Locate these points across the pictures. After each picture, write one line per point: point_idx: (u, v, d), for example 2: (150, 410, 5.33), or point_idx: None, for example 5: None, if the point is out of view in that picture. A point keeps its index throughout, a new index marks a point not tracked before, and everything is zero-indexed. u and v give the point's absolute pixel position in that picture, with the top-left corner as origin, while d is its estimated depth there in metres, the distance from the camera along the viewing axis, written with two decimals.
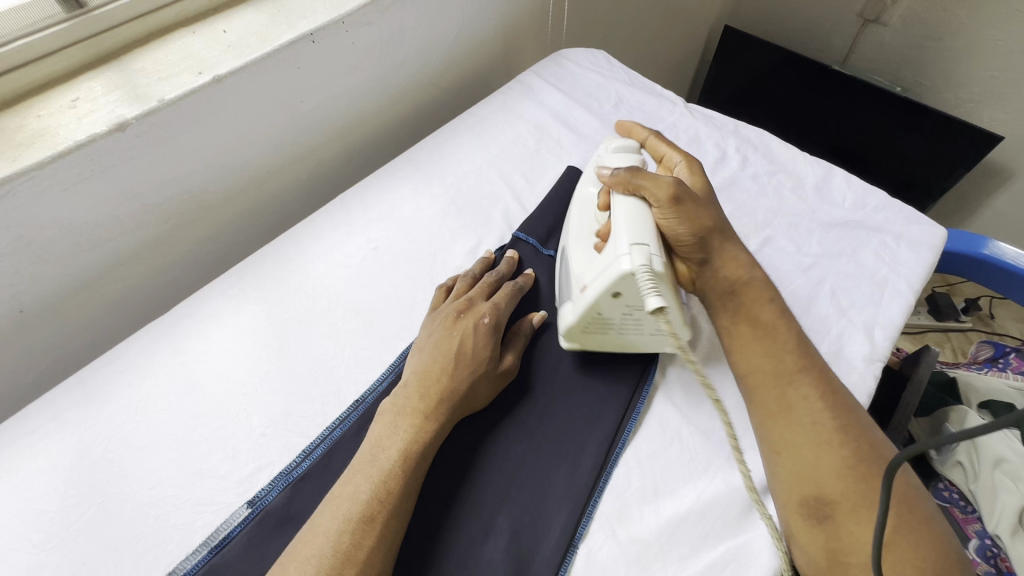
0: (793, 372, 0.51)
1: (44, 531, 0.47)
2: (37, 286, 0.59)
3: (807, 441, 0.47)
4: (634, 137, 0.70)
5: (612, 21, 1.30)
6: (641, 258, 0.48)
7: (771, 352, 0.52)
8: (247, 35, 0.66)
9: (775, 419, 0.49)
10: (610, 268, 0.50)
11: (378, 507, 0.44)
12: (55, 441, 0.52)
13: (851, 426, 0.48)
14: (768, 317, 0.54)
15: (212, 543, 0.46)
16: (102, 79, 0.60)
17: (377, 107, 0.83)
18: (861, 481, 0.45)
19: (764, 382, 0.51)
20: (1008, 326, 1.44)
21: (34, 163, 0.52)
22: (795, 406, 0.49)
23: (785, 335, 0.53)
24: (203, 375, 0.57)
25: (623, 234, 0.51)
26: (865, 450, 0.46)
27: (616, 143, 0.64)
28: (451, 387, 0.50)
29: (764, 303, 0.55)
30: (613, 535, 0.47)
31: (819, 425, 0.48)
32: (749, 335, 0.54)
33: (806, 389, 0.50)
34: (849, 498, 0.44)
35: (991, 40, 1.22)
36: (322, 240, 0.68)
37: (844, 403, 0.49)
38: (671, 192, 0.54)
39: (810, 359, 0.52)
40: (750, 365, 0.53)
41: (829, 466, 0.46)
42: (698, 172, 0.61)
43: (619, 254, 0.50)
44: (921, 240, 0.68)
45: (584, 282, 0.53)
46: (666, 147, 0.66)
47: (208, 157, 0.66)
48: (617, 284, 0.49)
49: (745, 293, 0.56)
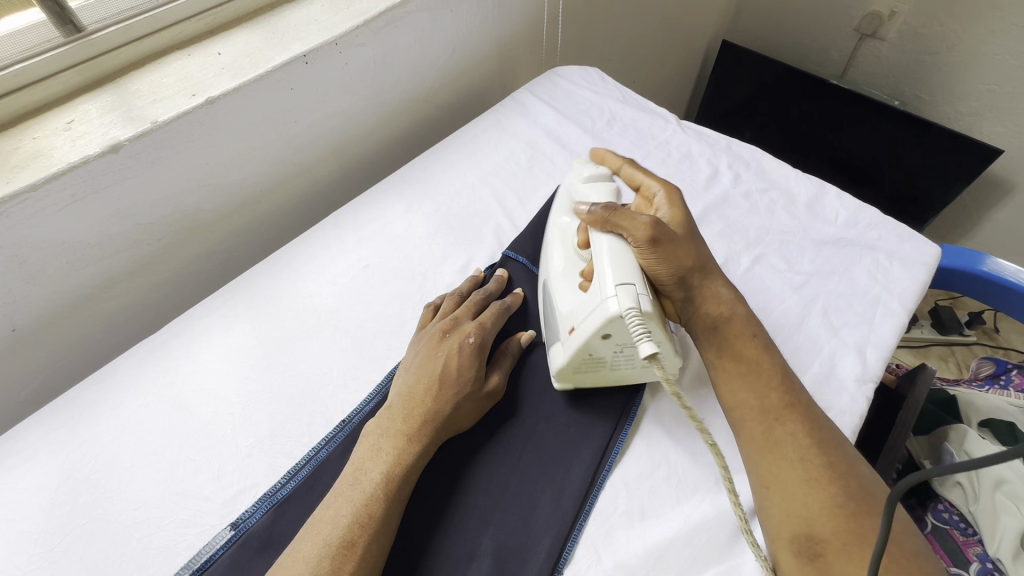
0: (779, 409, 0.50)
1: (28, 552, 0.47)
2: (31, 304, 0.59)
3: (794, 477, 0.46)
4: (609, 164, 0.69)
5: (608, 37, 1.31)
6: (630, 300, 0.47)
7: (756, 387, 0.52)
8: (241, 58, 0.67)
9: (762, 453, 0.49)
10: (598, 309, 0.48)
11: (360, 531, 0.43)
12: (42, 461, 0.52)
13: (839, 463, 0.47)
14: (752, 352, 0.54)
15: (194, 566, 0.46)
16: (98, 102, 0.62)
17: (372, 125, 0.84)
18: (852, 519, 0.44)
19: (752, 417, 0.50)
20: (1013, 340, 1.43)
21: (27, 185, 0.53)
22: (782, 442, 0.48)
23: (769, 370, 0.52)
24: (191, 394, 0.57)
25: (606, 275, 0.49)
26: (854, 488, 0.46)
27: (590, 171, 0.64)
28: (435, 408, 0.50)
29: (747, 338, 0.55)
30: (600, 560, 0.47)
31: (807, 463, 0.47)
32: (735, 369, 0.53)
33: (792, 426, 0.49)
34: (840, 536, 0.43)
35: (988, 53, 1.21)
36: (314, 258, 0.69)
37: (832, 439, 0.49)
38: (649, 233, 0.53)
39: (794, 395, 0.51)
40: (736, 400, 0.52)
41: (818, 503, 0.45)
42: (677, 204, 0.60)
43: (606, 296, 0.48)
44: (915, 258, 0.68)
45: (572, 322, 0.51)
46: (642, 176, 0.65)
47: (201, 176, 0.67)
48: (606, 326, 0.47)
49: (729, 329, 0.55)
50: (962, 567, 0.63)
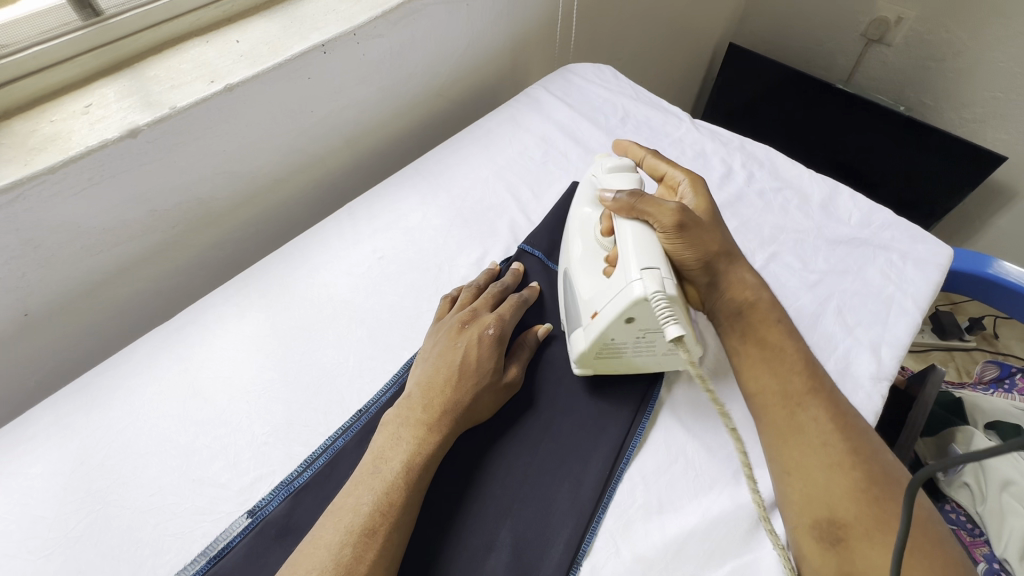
0: (802, 393, 0.51)
1: (41, 537, 0.47)
2: (44, 289, 0.59)
3: (817, 462, 0.48)
4: (632, 156, 0.69)
5: (618, 36, 1.31)
6: (655, 284, 0.46)
7: (780, 373, 0.53)
8: (260, 45, 0.67)
9: (784, 438, 0.50)
10: (622, 294, 0.47)
11: (381, 519, 0.43)
12: (56, 446, 0.52)
13: (862, 449, 0.48)
14: (776, 338, 0.55)
15: (211, 553, 0.46)
16: (115, 86, 0.61)
17: (386, 117, 0.84)
18: (874, 504, 0.45)
19: (774, 402, 0.52)
20: (1012, 346, 1.44)
21: (45, 168, 0.52)
22: (805, 426, 0.49)
23: (794, 356, 0.53)
24: (206, 381, 0.56)
25: (631, 260, 0.49)
26: (876, 473, 0.47)
27: (613, 163, 0.63)
28: (455, 398, 0.50)
29: (772, 323, 0.56)
30: (618, 552, 0.47)
31: (829, 447, 0.48)
32: (758, 354, 0.54)
33: (814, 411, 0.50)
34: (862, 521, 0.45)
35: (993, 61, 1.22)
36: (327, 248, 0.68)
37: (854, 425, 0.50)
38: (676, 220, 0.53)
39: (818, 381, 0.52)
40: (758, 385, 0.53)
41: (842, 489, 0.46)
42: (702, 193, 0.62)
43: (631, 280, 0.48)
44: (928, 258, 0.68)
45: (594, 307, 0.51)
46: (666, 165, 0.66)
47: (217, 164, 0.66)
48: (631, 310, 0.47)
49: (752, 313, 0.57)
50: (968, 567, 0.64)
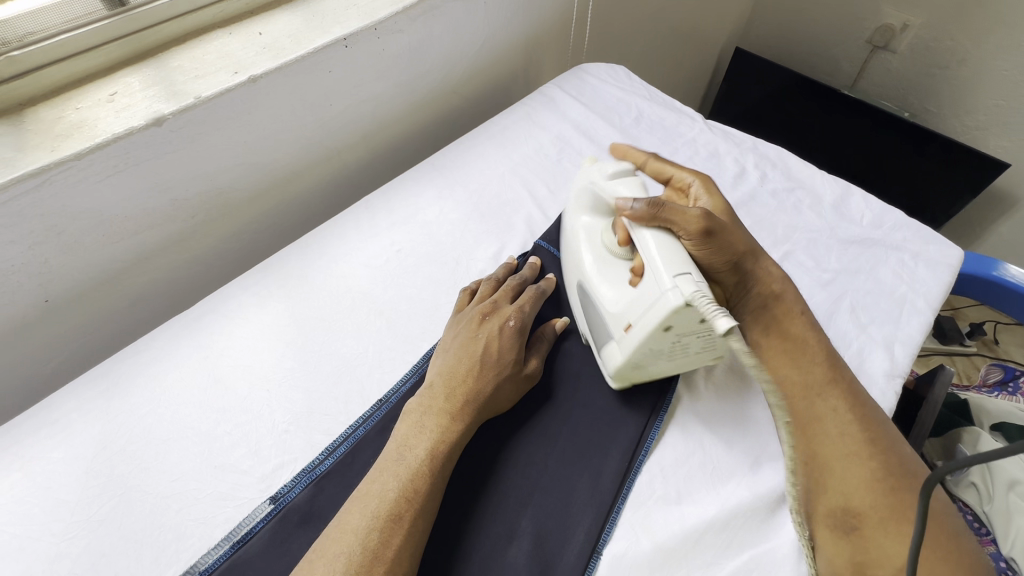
0: (822, 385, 0.52)
1: (64, 521, 0.47)
2: (65, 276, 0.59)
3: (834, 452, 0.49)
4: (632, 160, 0.69)
5: (628, 38, 1.32)
6: (692, 288, 0.45)
7: (801, 365, 0.54)
8: (282, 38, 0.67)
9: (804, 429, 0.51)
10: (657, 306, 0.46)
11: (406, 505, 0.44)
12: (77, 431, 0.52)
13: (880, 440, 0.49)
14: (799, 330, 0.56)
15: (234, 538, 0.46)
16: (139, 76, 0.61)
17: (401, 112, 0.85)
18: (890, 494, 0.46)
19: (793, 393, 0.53)
20: (1012, 352, 1.45)
21: (72, 154, 0.52)
22: (823, 418, 0.51)
23: (816, 347, 0.55)
24: (227, 369, 0.57)
25: (660, 268, 0.48)
26: (893, 464, 0.48)
27: (613, 168, 0.62)
28: (477, 388, 0.51)
29: (796, 316, 0.57)
30: (638, 541, 0.47)
31: (847, 437, 0.49)
32: (781, 345, 0.56)
33: (834, 402, 0.51)
34: (878, 510, 0.46)
35: (997, 69, 1.24)
36: (345, 240, 0.69)
37: (873, 417, 0.51)
38: (703, 223, 0.53)
39: (839, 373, 0.53)
40: (779, 377, 0.54)
41: (857, 478, 0.47)
42: (716, 193, 0.62)
43: (664, 289, 0.46)
44: (939, 260, 0.69)
45: (628, 320, 0.50)
46: (671, 168, 0.66)
47: (238, 154, 0.67)
48: (668, 319, 0.46)
49: (778, 306, 0.57)
50: None
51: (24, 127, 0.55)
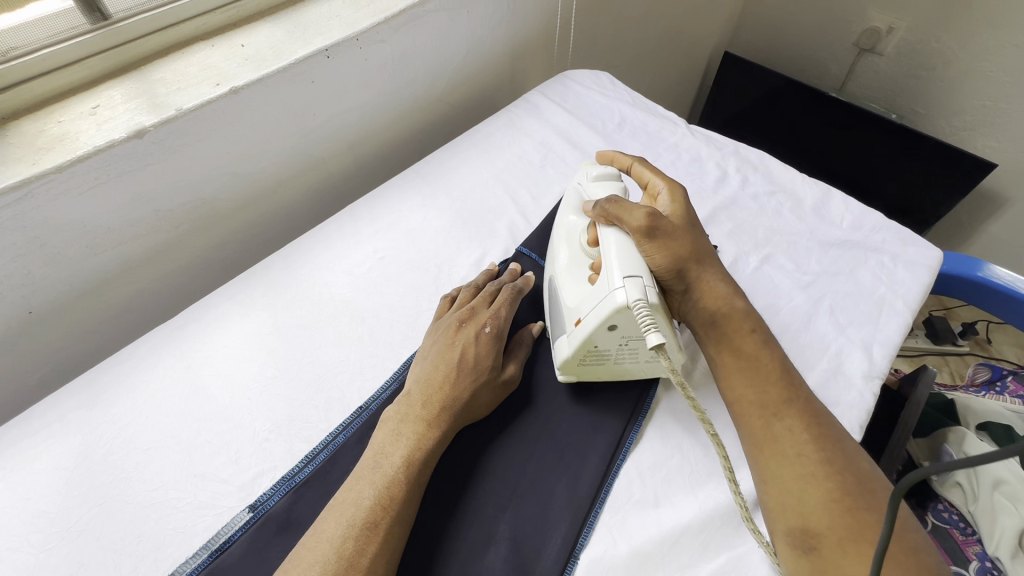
0: (777, 403, 0.50)
1: (44, 532, 0.47)
2: (48, 287, 0.59)
3: (791, 473, 0.47)
4: (617, 165, 0.69)
5: (615, 44, 1.33)
6: (637, 292, 0.48)
7: (757, 382, 0.52)
8: (265, 50, 0.68)
9: (761, 449, 0.49)
10: (606, 301, 0.49)
11: (382, 513, 0.44)
12: (57, 442, 0.52)
13: (838, 459, 0.47)
14: (752, 347, 0.54)
15: (212, 547, 0.46)
16: (122, 88, 0.62)
17: (386, 121, 0.85)
18: (849, 514, 0.44)
19: (750, 411, 0.51)
20: (1005, 351, 1.45)
21: (53, 167, 0.53)
22: (779, 438, 0.49)
23: (769, 365, 0.53)
24: (209, 378, 0.57)
25: (614, 267, 0.50)
26: (851, 483, 0.46)
27: (598, 171, 0.65)
28: (453, 395, 0.51)
29: (746, 332, 0.55)
30: (615, 544, 0.47)
31: (804, 457, 0.47)
32: (734, 363, 0.54)
33: (790, 422, 0.49)
34: (835, 531, 0.43)
35: (983, 70, 1.24)
36: (329, 248, 0.69)
37: (831, 434, 0.49)
38: (646, 222, 0.54)
39: (794, 390, 0.51)
40: (735, 394, 0.53)
41: (815, 499, 0.45)
42: (680, 202, 0.61)
43: (613, 288, 0.49)
44: (918, 261, 0.70)
45: (579, 314, 0.52)
46: (649, 174, 0.65)
47: (221, 165, 0.67)
48: (613, 317, 0.48)
49: (727, 323, 0.56)
50: (962, 566, 0.64)
51: (6, 141, 0.55)
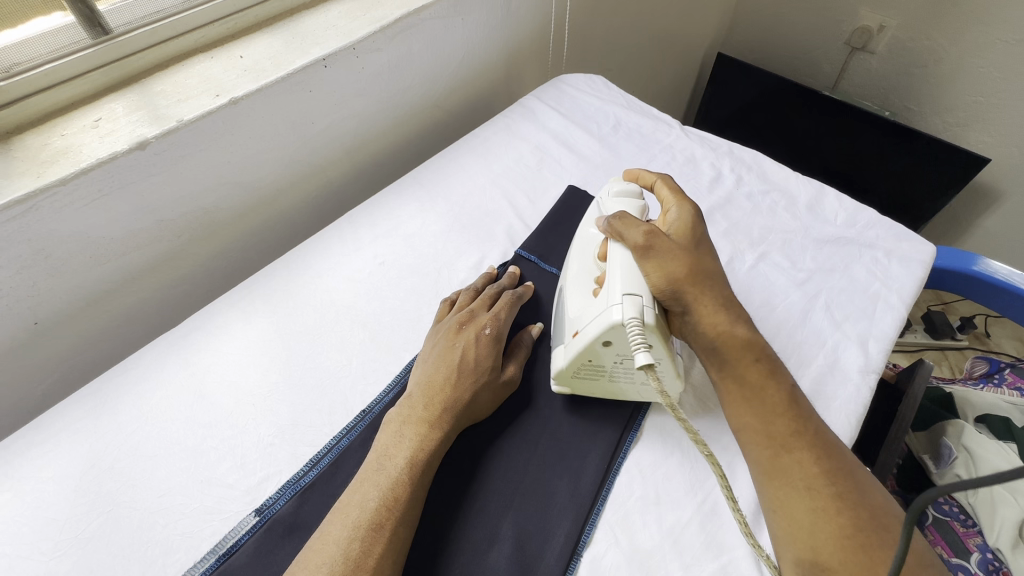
0: (786, 435, 0.49)
1: (53, 539, 0.48)
2: (52, 298, 0.60)
3: (801, 507, 0.46)
4: (642, 183, 0.67)
5: (609, 48, 1.35)
6: (632, 310, 0.49)
7: (763, 413, 0.51)
8: (263, 60, 0.69)
9: (769, 478, 0.48)
10: (602, 316, 0.51)
11: (387, 514, 0.45)
12: (65, 451, 0.53)
13: (849, 494, 0.46)
14: (755, 375, 0.52)
15: (220, 551, 0.47)
16: (123, 101, 0.63)
17: (384, 128, 0.86)
18: (860, 551, 0.43)
19: (757, 442, 0.50)
20: (1003, 345, 1.45)
21: (57, 180, 0.54)
22: (788, 471, 0.48)
23: (777, 396, 0.51)
24: (213, 385, 0.58)
25: (615, 284, 0.52)
26: (863, 518, 0.45)
27: (618, 186, 0.65)
28: (454, 397, 0.52)
29: (750, 360, 0.53)
30: (618, 542, 0.48)
31: (814, 491, 0.46)
32: (738, 392, 0.53)
33: (800, 454, 0.48)
34: (846, 567, 0.43)
35: (974, 66, 1.25)
36: (329, 254, 0.70)
37: (842, 468, 0.48)
38: (643, 240, 0.55)
39: (804, 422, 0.50)
40: (741, 422, 0.52)
41: (826, 534, 0.44)
42: (688, 219, 0.60)
43: (612, 304, 0.51)
44: (912, 256, 0.70)
45: (577, 326, 0.54)
46: (666, 190, 0.63)
47: (220, 174, 0.68)
48: (608, 333, 0.50)
49: (730, 351, 0.54)
50: (963, 558, 0.64)
51: (11, 155, 0.56)
